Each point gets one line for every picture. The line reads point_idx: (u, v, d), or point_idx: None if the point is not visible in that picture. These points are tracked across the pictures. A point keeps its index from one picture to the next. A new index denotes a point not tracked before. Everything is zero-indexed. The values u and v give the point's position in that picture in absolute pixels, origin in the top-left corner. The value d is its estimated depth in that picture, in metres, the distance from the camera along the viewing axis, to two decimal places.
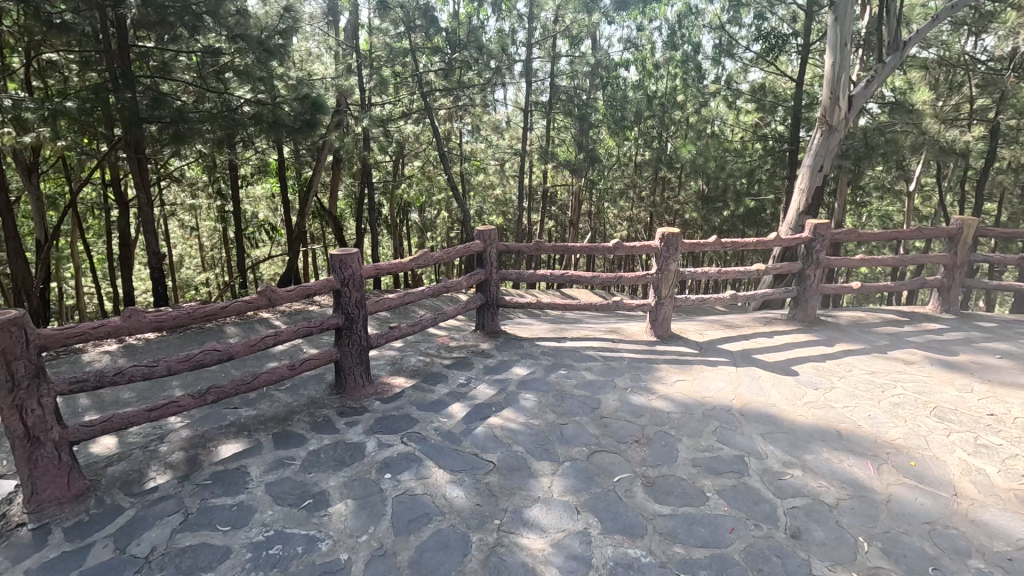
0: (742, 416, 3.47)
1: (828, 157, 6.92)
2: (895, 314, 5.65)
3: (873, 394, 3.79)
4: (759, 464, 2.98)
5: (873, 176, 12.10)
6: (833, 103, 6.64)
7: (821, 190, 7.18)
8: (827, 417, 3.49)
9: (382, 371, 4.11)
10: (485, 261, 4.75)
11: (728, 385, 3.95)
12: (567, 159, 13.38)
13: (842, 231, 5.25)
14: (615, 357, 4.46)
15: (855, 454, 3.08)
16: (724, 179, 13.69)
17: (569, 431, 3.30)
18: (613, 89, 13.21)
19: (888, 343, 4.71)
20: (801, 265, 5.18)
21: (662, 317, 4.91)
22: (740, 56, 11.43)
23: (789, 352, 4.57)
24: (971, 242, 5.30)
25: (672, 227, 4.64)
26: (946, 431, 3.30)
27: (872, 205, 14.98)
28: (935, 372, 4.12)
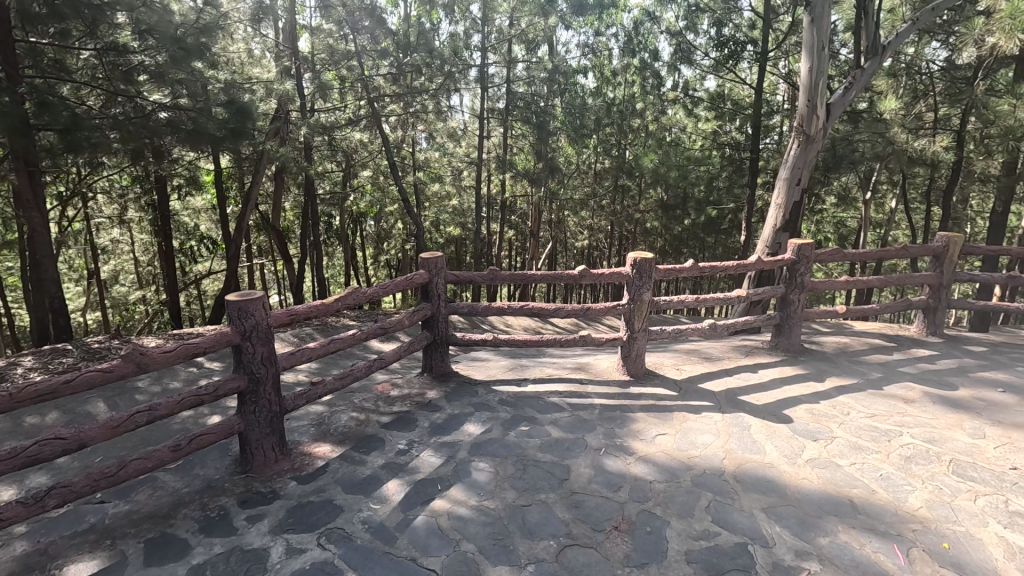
0: (738, 484, 2.95)
1: (806, 169, 6.56)
2: (879, 339, 5.32)
3: (880, 445, 3.32)
4: (766, 555, 2.43)
5: (833, 187, 11.98)
6: (811, 110, 6.28)
7: (800, 205, 6.82)
8: (835, 479, 2.98)
9: (304, 439, 3.40)
10: (431, 294, 4.12)
11: (717, 439, 3.42)
12: (526, 168, 12.75)
13: (826, 252, 4.85)
14: (584, 405, 3.88)
15: (877, 533, 2.56)
16: (685, 186, 13.38)
17: (532, 517, 2.67)
18: (571, 96, 12.65)
19: (882, 377, 4.31)
20: (784, 288, 4.76)
21: (635, 353, 4.34)
22: (698, 63, 11.14)
23: (777, 391, 4.08)
24: (957, 259, 5.11)
25: (645, 251, 4.13)
26: (972, 494, 2.84)
27: (828, 213, 14.96)
28: (940, 413, 3.71)
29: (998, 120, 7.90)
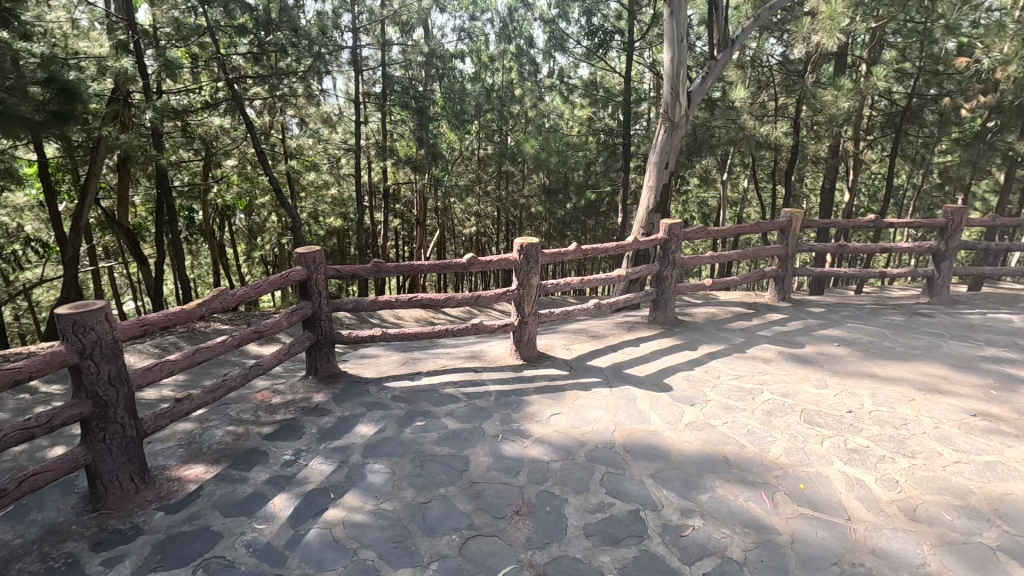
0: (628, 454, 3.11)
1: (672, 153, 7.05)
2: (740, 307, 5.90)
3: (746, 402, 3.69)
4: (656, 519, 2.59)
5: (695, 169, 13.04)
6: (674, 98, 6.73)
7: (669, 186, 7.33)
8: (711, 439, 3.25)
9: (171, 463, 3.04)
10: (311, 292, 3.85)
11: (607, 413, 3.58)
12: (408, 155, 12.37)
13: (692, 231, 5.24)
14: (480, 393, 3.87)
15: (747, 484, 2.83)
16: (566, 171, 13.81)
17: (434, 514, 2.61)
18: (450, 81, 12.38)
19: (744, 341, 4.80)
20: (659, 265, 5.10)
21: (526, 337, 4.40)
22: (571, 51, 11.49)
23: (657, 362, 4.38)
24: (799, 233, 5.78)
25: (530, 237, 4.18)
26: (820, 438, 3.25)
27: (692, 193, 16.27)
28: (792, 369, 4.21)
29: (825, 109, 9.05)
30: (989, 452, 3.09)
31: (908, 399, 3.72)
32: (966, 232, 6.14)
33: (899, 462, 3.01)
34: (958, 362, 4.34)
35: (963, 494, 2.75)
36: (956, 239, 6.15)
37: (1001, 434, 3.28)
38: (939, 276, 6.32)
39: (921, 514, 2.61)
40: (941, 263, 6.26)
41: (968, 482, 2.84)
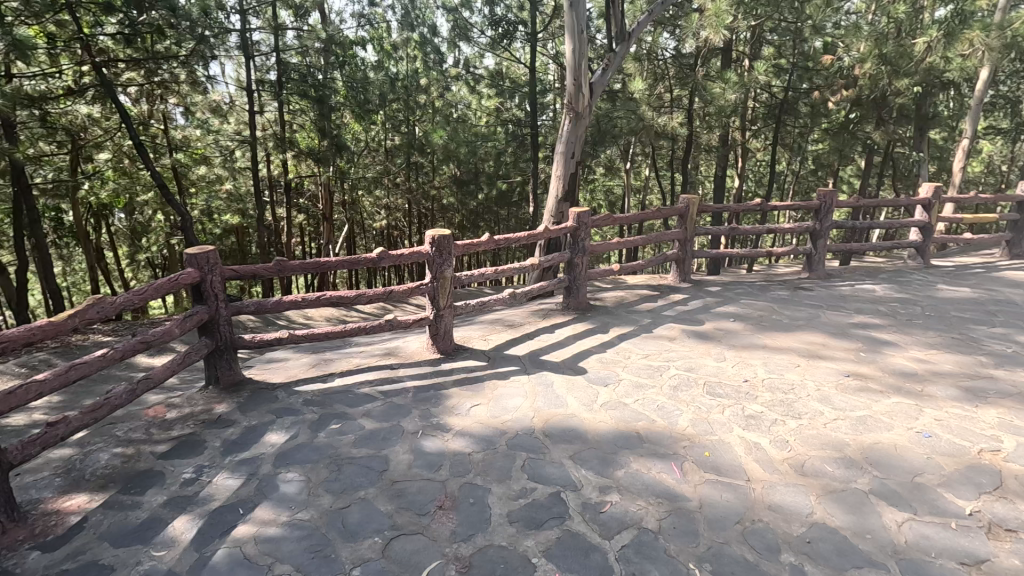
0: (547, 438, 3.18)
1: (578, 143, 7.25)
2: (646, 290, 6.21)
3: (655, 379, 3.89)
4: (577, 499, 2.68)
5: (601, 158, 13.51)
6: (577, 89, 6.90)
7: (576, 175, 7.53)
8: (625, 417, 3.40)
9: (49, 494, 2.71)
10: (206, 296, 3.56)
11: (526, 401, 3.63)
12: (309, 147, 11.75)
13: (600, 218, 5.42)
14: (397, 390, 3.79)
15: (659, 457, 3.00)
16: (476, 161, 13.77)
17: (354, 518, 2.52)
18: (351, 70, 11.77)
19: (651, 322, 5.06)
20: (569, 252, 5.23)
21: (443, 330, 4.36)
22: (475, 41, 11.44)
23: (572, 347, 4.51)
24: (697, 217, 6.17)
25: (442, 228, 4.13)
26: (721, 407, 3.50)
27: (599, 181, 16.85)
28: (694, 345, 4.50)
29: (714, 101, 9.70)
30: (860, 407, 3.49)
31: (794, 365, 4.10)
32: (836, 212, 6.85)
33: (788, 423, 3.32)
34: (833, 330, 4.84)
35: (841, 446, 3.08)
36: (828, 219, 6.84)
37: (869, 391, 3.71)
38: (815, 253, 7.00)
39: (808, 468, 2.90)
40: (817, 241, 6.94)
41: (845, 435, 3.18)
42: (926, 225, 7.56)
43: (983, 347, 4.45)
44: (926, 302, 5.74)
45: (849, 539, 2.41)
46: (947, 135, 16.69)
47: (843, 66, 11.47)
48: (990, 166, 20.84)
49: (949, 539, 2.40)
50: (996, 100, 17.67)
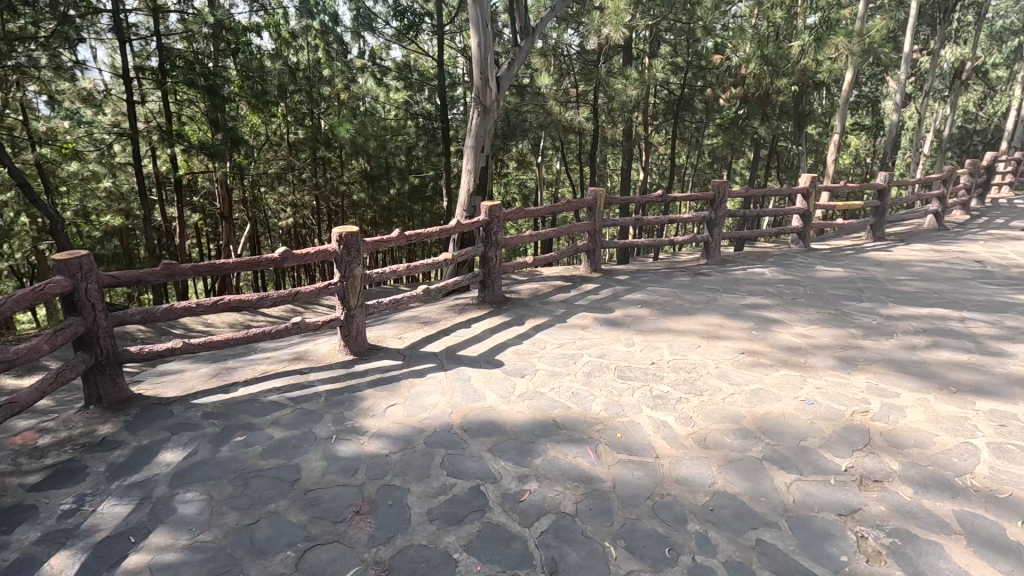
0: (466, 433, 3.18)
1: (487, 137, 7.27)
2: (560, 281, 6.35)
3: (569, 367, 4.00)
4: (497, 490, 2.71)
5: (513, 152, 13.64)
6: (485, 83, 6.88)
7: (487, 170, 7.54)
8: (541, 406, 3.47)
9: None
10: (80, 307, 3.21)
11: (443, 397, 3.61)
12: (201, 140, 10.87)
13: (512, 212, 5.46)
14: (307, 395, 3.62)
15: (575, 442, 3.09)
16: (386, 155, 13.40)
17: (263, 533, 2.39)
18: (247, 57, 10.91)
19: (565, 312, 5.19)
20: (483, 246, 5.24)
21: (355, 331, 4.22)
22: (380, 32, 11.09)
23: (488, 340, 4.52)
24: (604, 209, 6.39)
25: (349, 226, 3.99)
26: (631, 390, 3.67)
27: (512, 175, 17.00)
28: (605, 332, 4.68)
29: (618, 96, 10.08)
30: (753, 381, 3.80)
31: (695, 346, 4.38)
32: (729, 202, 7.37)
33: (692, 400, 3.55)
34: (729, 311, 5.23)
35: (738, 418, 3.33)
36: (723, 208, 7.34)
37: (761, 365, 4.05)
38: (712, 240, 7.49)
39: (709, 441, 3.11)
40: (714, 229, 7.43)
41: (740, 408, 3.45)
42: (805, 212, 8.32)
43: (854, 320, 5.00)
44: (806, 281, 6.34)
45: (746, 503, 2.62)
46: (821, 131, 18.42)
47: (731, 65, 12.35)
48: (857, 159, 23.33)
49: (829, 494, 2.67)
50: (859, 99, 19.80)
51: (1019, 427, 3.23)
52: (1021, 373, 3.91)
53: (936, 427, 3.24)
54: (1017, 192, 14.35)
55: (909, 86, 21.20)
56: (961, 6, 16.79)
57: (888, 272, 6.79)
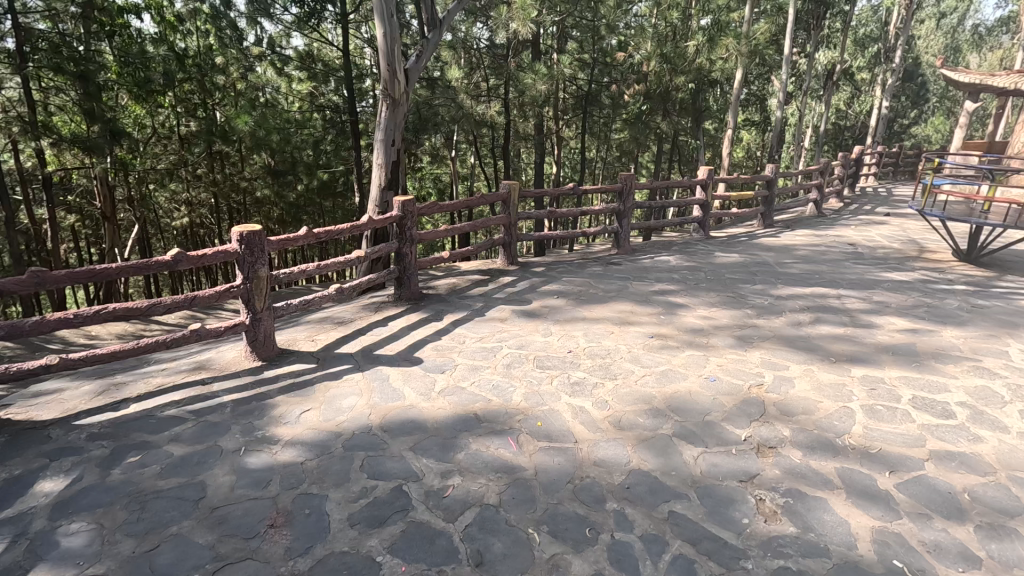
0: (385, 433, 3.12)
1: (397, 130, 7.13)
2: (477, 275, 6.36)
3: (489, 361, 4.03)
4: (419, 488, 2.68)
5: (426, 147, 13.41)
6: (393, 75, 6.73)
7: (399, 163, 7.40)
8: (462, 401, 3.47)
9: None
10: None
11: (361, 398, 3.51)
12: (74, 133, 9.74)
13: (427, 206, 5.39)
14: (211, 407, 3.39)
15: (496, 434, 3.12)
16: (292, 149, 12.74)
17: (165, 558, 2.21)
18: (125, 41, 10.12)
19: (483, 306, 5.21)
20: (397, 243, 5.15)
21: (262, 335, 3.99)
22: (279, 18, 10.49)
23: (407, 338, 4.45)
24: (518, 203, 6.49)
25: (250, 224, 3.76)
26: (550, 379, 3.76)
27: (426, 169, 16.74)
28: (523, 324, 4.75)
29: (528, 91, 10.23)
30: (662, 363, 4.01)
31: (609, 333, 4.56)
32: (636, 194, 7.71)
33: (607, 384, 3.69)
34: (639, 298, 5.48)
35: (650, 399, 3.52)
36: (630, 200, 7.68)
37: (669, 347, 4.29)
38: (622, 231, 7.81)
39: (624, 422, 3.25)
40: (622, 220, 7.75)
41: (651, 389, 3.64)
42: (705, 203, 8.89)
43: (749, 301, 5.42)
44: (707, 267, 6.78)
45: (659, 478, 2.77)
46: (717, 126, 19.69)
47: (634, 62, 13.04)
48: (749, 152, 25.20)
49: (731, 463, 2.89)
50: (749, 97, 21.37)
51: (886, 389, 3.67)
52: (886, 341, 4.43)
53: (819, 394, 3.60)
54: (880, 181, 16.17)
55: (790, 86, 23.26)
56: (831, 14, 18.57)
57: (777, 256, 7.41)
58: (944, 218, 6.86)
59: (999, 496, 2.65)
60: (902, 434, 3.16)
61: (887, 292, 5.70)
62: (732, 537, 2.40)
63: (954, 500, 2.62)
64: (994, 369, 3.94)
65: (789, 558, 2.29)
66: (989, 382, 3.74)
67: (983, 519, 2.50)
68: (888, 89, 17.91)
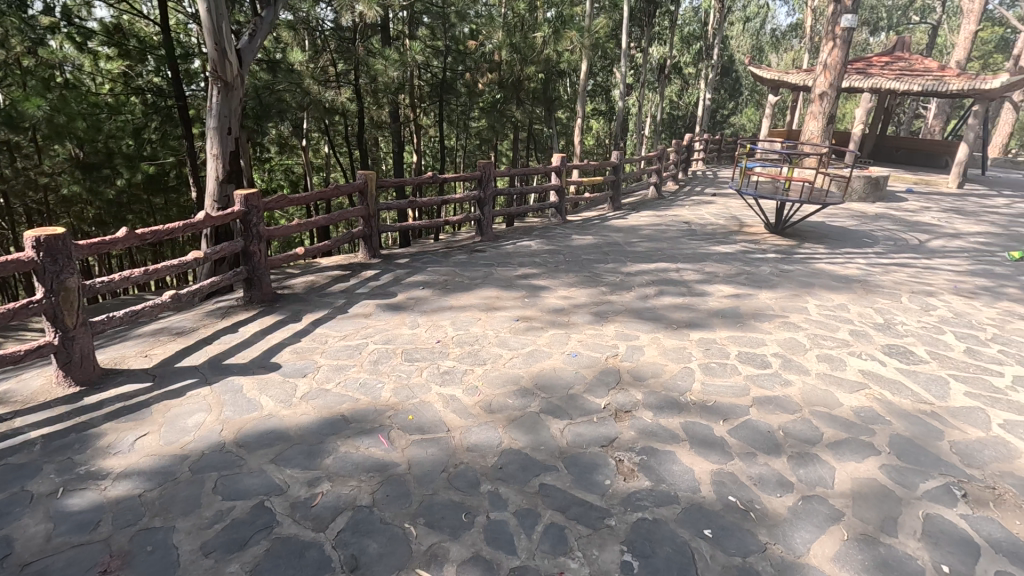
0: (241, 448, 2.86)
1: (234, 117, 6.51)
2: (337, 271, 6.05)
3: (355, 359, 3.88)
4: (283, 501, 2.51)
5: (271, 137, 12.33)
6: (222, 56, 6.06)
7: (238, 153, 6.78)
8: (327, 404, 3.30)
9: None
10: None
11: (209, 414, 3.18)
12: None
13: (276, 200, 5.01)
14: (14, 448, 2.85)
15: (365, 433, 3.02)
16: (106, 138, 11.00)
17: None
18: None
19: (345, 302, 4.98)
20: (242, 241, 4.73)
21: (79, 356, 3.43)
22: None
23: (259, 344, 4.11)
24: (376, 193, 6.32)
25: (50, 228, 3.20)
26: (419, 371, 3.72)
27: (275, 160, 15.49)
28: (389, 318, 4.63)
29: (380, 77, 9.95)
30: (528, 344, 4.17)
31: (476, 319, 4.62)
32: (495, 181, 7.89)
33: (477, 370, 3.75)
34: (504, 283, 5.62)
35: (518, 379, 3.64)
36: (490, 187, 7.83)
37: (534, 329, 4.46)
38: (484, 218, 7.91)
39: (495, 405, 3.33)
40: (484, 207, 7.86)
41: (519, 370, 3.77)
42: (560, 188, 9.35)
43: (603, 279, 5.82)
44: (566, 250, 7.14)
45: (529, 454, 2.89)
46: (568, 115, 20.73)
47: (486, 51, 13.23)
48: (598, 140, 26.93)
49: (593, 430, 3.11)
50: (594, 88, 22.86)
51: (718, 349, 4.17)
52: (717, 306, 5.04)
53: (664, 358, 4.00)
54: (707, 166, 18.24)
55: (628, 78, 25.24)
56: (659, 12, 20.35)
57: (626, 236, 8.04)
58: (757, 197, 7.91)
59: (804, 428, 3.17)
60: (732, 386, 3.63)
61: (716, 264, 6.46)
62: (597, 499, 2.58)
63: (772, 437, 3.08)
64: (798, 322, 4.67)
65: (646, 509, 2.53)
66: (795, 334, 4.44)
67: (794, 450, 2.97)
68: (710, 83, 20.17)
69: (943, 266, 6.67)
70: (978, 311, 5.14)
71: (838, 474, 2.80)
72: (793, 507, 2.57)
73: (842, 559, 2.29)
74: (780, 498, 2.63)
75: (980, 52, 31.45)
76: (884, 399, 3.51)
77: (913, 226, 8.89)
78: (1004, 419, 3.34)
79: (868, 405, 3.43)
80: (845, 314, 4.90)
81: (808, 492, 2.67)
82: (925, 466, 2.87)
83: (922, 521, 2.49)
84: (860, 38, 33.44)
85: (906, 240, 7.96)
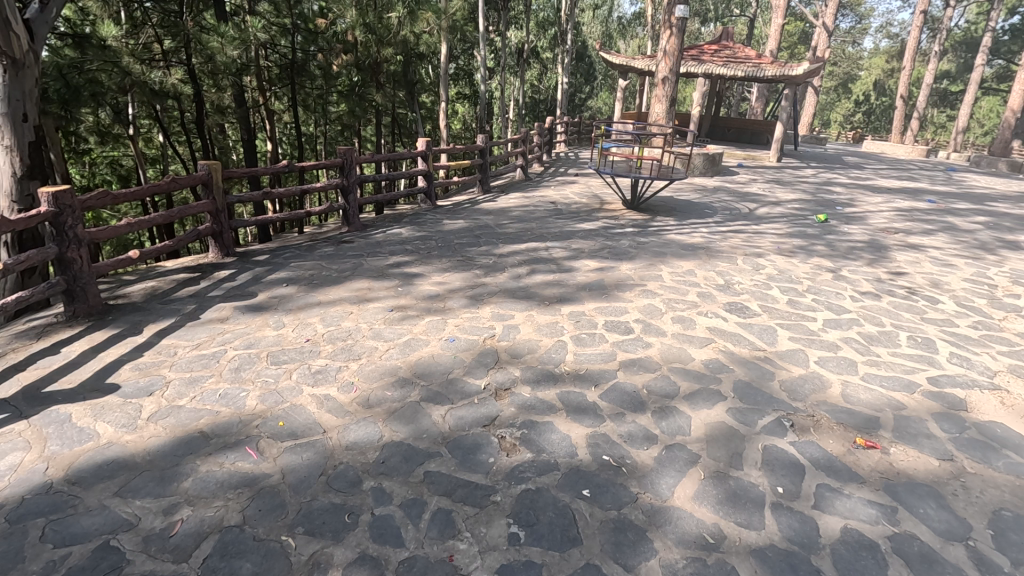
0: (74, 486, 2.49)
1: (29, 101, 5.52)
2: (183, 273, 5.41)
3: (212, 368, 3.53)
4: (133, 535, 2.23)
5: (86, 125, 10.55)
6: (7, 29, 5.04)
7: (40, 143, 5.79)
8: (180, 422, 2.97)
9: None
10: None
11: (29, 452, 2.72)
12: None
13: (99, 195, 4.34)
14: None
15: (229, 448, 2.78)
16: None
17: None
18: None
19: (196, 307, 4.50)
20: (55, 247, 4.03)
21: None
22: None
23: (91, 364, 3.57)
24: (223, 185, 5.78)
25: None
26: (288, 373, 3.49)
27: (96, 151, 13.39)
28: (249, 320, 4.27)
29: (216, 57, 8.98)
30: (404, 334, 4.09)
31: (347, 313, 4.42)
32: (359, 168, 7.54)
33: (351, 365, 3.61)
34: (374, 273, 5.44)
35: (395, 370, 3.57)
36: (354, 174, 7.48)
37: (409, 317, 4.39)
38: (350, 208, 7.54)
39: (372, 400, 3.23)
40: (349, 196, 7.49)
41: (395, 361, 3.68)
42: (428, 173, 9.19)
43: (476, 262, 5.87)
44: (437, 235, 7.08)
45: (411, 444, 2.85)
46: (432, 97, 20.38)
47: (338, 31, 12.42)
48: (465, 125, 26.85)
49: (475, 412, 3.15)
50: (456, 71, 22.80)
51: (586, 320, 4.42)
52: (584, 281, 5.34)
53: (538, 333, 4.16)
54: (568, 147, 19.04)
55: (488, 62, 25.43)
56: None
57: (496, 219, 8.16)
58: (614, 176, 8.40)
59: (664, 384, 3.48)
60: (600, 353, 3.88)
61: (581, 241, 6.82)
62: (481, 478, 2.63)
63: (637, 396, 3.35)
64: (655, 289, 5.11)
65: (529, 480, 2.63)
66: (653, 300, 4.84)
67: (656, 406, 3.26)
68: (566, 68, 20.95)
69: (768, 230, 7.66)
70: (795, 267, 6.00)
71: (694, 421, 3.12)
72: (658, 458, 2.82)
73: (700, 496, 2.56)
74: (647, 451, 2.87)
75: (788, 42, 36.17)
76: (727, 350, 3.97)
77: (744, 197, 10.07)
78: (819, 356, 3.95)
79: (714, 357, 3.86)
80: (693, 278, 5.46)
81: (670, 442, 2.94)
82: (761, 404, 3.31)
83: (761, 452, 2.87)
84: (693, 28, 36.75)
85: (740, 209, 9.00)
